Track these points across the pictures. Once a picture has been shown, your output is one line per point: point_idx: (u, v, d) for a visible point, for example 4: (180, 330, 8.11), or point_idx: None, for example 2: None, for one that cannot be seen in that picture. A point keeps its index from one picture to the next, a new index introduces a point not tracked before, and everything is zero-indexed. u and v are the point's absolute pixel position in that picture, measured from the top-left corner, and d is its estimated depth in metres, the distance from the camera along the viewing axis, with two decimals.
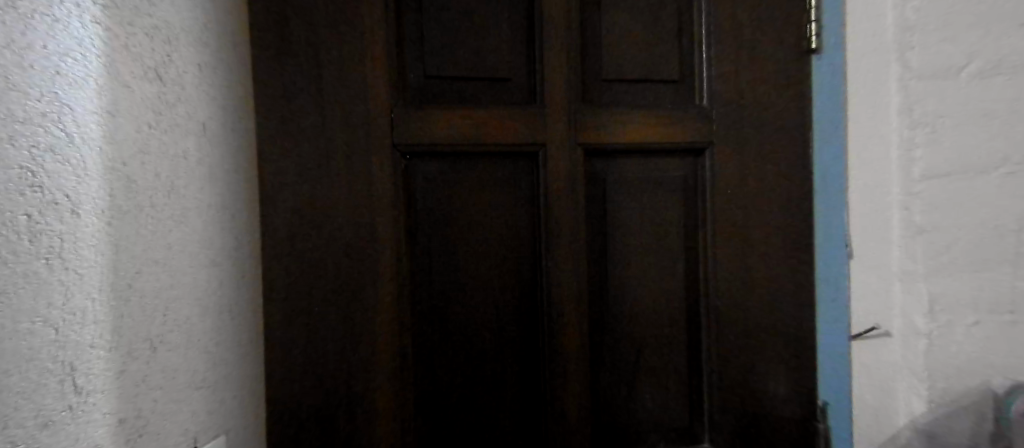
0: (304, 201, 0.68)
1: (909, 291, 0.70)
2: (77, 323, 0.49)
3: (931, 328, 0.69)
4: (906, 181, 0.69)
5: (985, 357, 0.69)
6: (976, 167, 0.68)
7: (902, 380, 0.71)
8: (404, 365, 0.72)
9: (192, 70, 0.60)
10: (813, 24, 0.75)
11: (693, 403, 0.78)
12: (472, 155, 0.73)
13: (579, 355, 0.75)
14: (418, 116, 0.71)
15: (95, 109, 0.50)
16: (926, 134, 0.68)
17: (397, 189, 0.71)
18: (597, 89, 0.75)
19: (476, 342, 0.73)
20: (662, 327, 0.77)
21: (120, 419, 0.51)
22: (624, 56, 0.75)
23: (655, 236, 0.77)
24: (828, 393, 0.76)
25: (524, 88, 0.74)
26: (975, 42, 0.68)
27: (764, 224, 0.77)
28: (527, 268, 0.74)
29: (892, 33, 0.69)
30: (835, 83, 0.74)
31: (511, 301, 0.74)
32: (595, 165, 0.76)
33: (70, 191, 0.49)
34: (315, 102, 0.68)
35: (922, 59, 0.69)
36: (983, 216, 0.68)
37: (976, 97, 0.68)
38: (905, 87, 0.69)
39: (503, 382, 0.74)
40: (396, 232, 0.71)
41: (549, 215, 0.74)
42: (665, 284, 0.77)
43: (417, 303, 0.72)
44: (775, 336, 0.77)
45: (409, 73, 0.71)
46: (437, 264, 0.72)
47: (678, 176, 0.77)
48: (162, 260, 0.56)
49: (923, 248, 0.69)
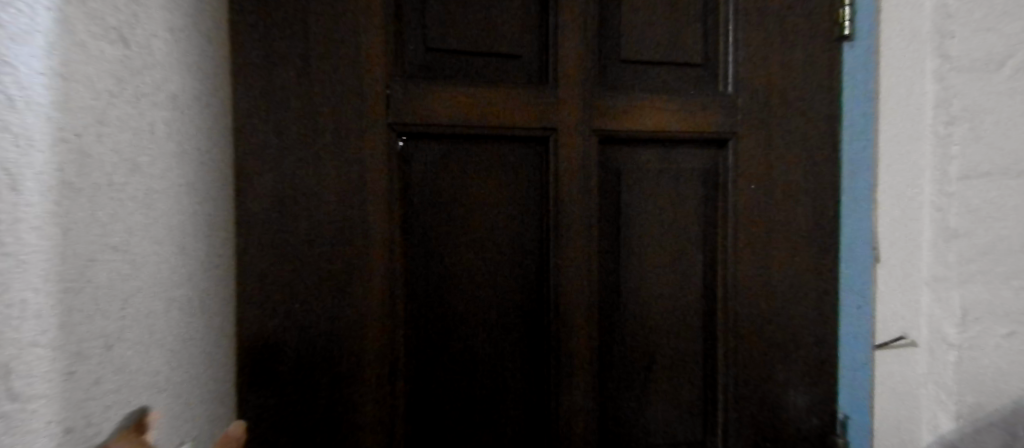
0: (289, 186, 0.61)
1: (940, 299, 0.65)
2: (15, 318, 0.39)
3: (963, 340, 0.64)
4: (942, 180, 0.64)
5: (1018, 373, 0.63)
6: (1014, 168, 0.62)
7: (925, 392, 0.66)
8: (394, 372, 0.65)
9: (161, 34, 0.52)
10: (847, 8, 0.70)
11: (706, 415, 0.73)
12: (476, 139, 0.66)
13: (589, 363, 0.69)
14: (416, 95, 0.64)
15: (46, 70, 0.40)
16: (965, 130, 0.63)
17: (392, 173, 0.64)
18: (615, 71, 0.69)
19: (473, 346, 0.67)
20: (679, 335, 0.72)
21: (67, 429, 0.42)
22: (645, 36, 0.69)
23: (672, 233, 0.71)
24: (847, 404, 0.73)
25: (535, 66, 0.67)
26: (1020, 34, 0.62)
27: (785, 219, 0.72)
28: (534, 265, 0.68)
29: (931, 21, 0.64)
30: (865, 77, 0.71)
31: (516, 304, 0.67)
32: (610, 153, 0.69)
33: (9, 165, 0.38)
34: (302, 76, 0.61)
35: (962, 50, 0.63)
36: (1021, 220, 0.63)
37: (1020, 91, 0.62)
38: (943, 79, 0.64)
39: (503, 391, 0.68)
40: (391, 225, 0.64)
41: (558, 208, 0.67)
42: (680, 285, 0.71)
43: (412, 302, 0.65)
44: (793, 339, 0.73)
45: (407, 43, 0.64)
46: (433, 259, 0.65)
47: (700, 169, 0.71)
48: (120, 247, 0.47)
49: (956, 252, 0.64)
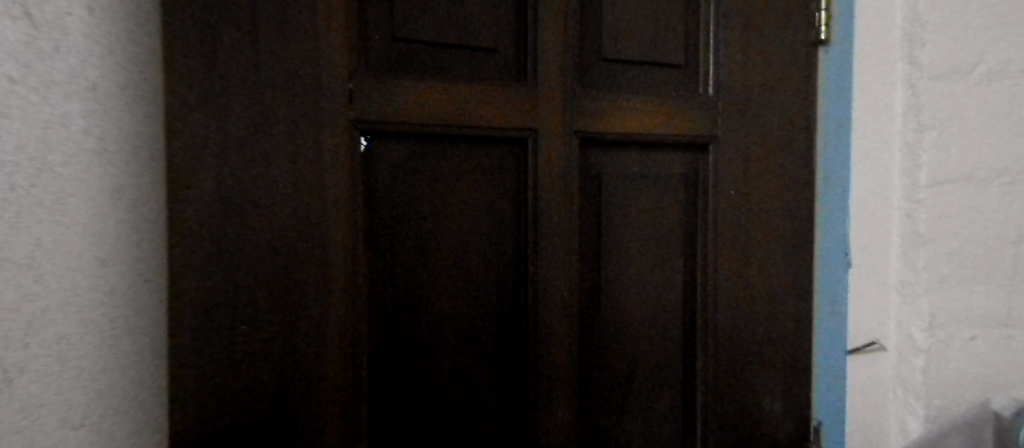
0: (234, 190, 0.53)
1: (908, 303, 0.66)
2: None
3: (931, 344, 0.66)
4: (911, 187, 0.65)
5: (979, 375, 0.65)
6: (977, 174, 0.64)
7: (892, 396, 0.68)
8: (358, 397, 0.59)
9: (80, 10, 0.46)
10: (824, 12, 0.69)
11: (685, 428, 0.70)
12: (449, 139, 0.61)
13: (568, 378, 0.65)
14: (384, 89, 0.58)
15: None
16: (934, 137, 0.64)
17: (355, 175, 0.57)
18: (596, 70, 0.65)
19: (446, 365, 0.61)
20: (660, 346, 0.69)
21: None
22: (627, 33, 0.66)
23: (653, 239, 0.68)
24: (825, 414, 0.72)
25: (512, 62, 0.63)
26: (985, 44, 0.63)
27: (764, 224, 0.70)
28: (510, 275, 0.63)
29: (902, 30, 0.65)
30: (843, 82, 0.70)
31: (492, 318, 0.62)
32: (591, 156, 0.66)
33: None
34: (251, 64, 0.54)
35: (931, 57, 0.64)
36: (983, 225, 0.64)
37: (984, 99, 0.63)
38: (914, 87, 0.65)
39: (478, 412, 0.63)
40: (353, 233, 0.58)
41: (538, 214, 0.63)
42: (661, 294, 0.68)
43: (376, 318, 0.59)
44: (771, 346, 0.71)
45: (372, 31, 0.58)
46: (401, 270, 0.59)
47: (680, 174, 0.69)
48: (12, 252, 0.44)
49: (925, 257, 0.65)
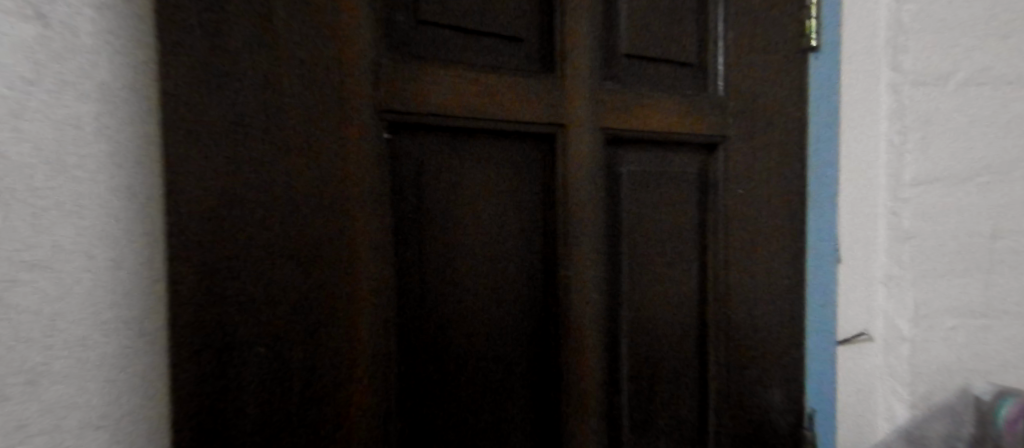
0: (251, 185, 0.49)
1: (891, 296, 0.70)
2: None
3: (915, 334, 0.69)
4: (895, 186, 0.69)
5: (962, 361, 0.70)
6: (957, 174, 0.69)
7: (880, 384, 0.72)
8: (388, 415, 0.56)
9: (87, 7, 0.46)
10: (813, 20, 0.73)
11: (702, 419, 0.73)
12: (478, 132, 0.60)
13: (596, 375, 0.66)
14: (411, 77, 0.56)
15: None
16: (917, 139, 0.68)
17: (379, 172, 0.55)
18: (614, 68, 0.67)
19: (478, 374, 0.60)
20: (680, 339, 0.71)
21: None
22: (643, 32, 0.68)
23: (668, 235, 0.70)
24: (814, 402, 0.76)
25: (536, 56, 0.63)
26: (964, 52, 0.68)
27: (773, 219, 0.74)
28: (537, 280, 0.63)
29: (884, 38, 0.69)
30: (829, 87, 0.74)
31: (522, 323, 0.63)
32: (610, 154, 0.67)
33: None
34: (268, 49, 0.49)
35: (913, 64, 0.68)
36: (964, 221, 0.69)
37: (962, 104, 0.69)
38: (897, 91, 0.68)
39: (507, 420, 0.62)
40: (383, 235, 0.55)
41: (563, 217, 0.64)
42: (679, 287, 0.71)
43: (404, 330, 0.57)
44: (779, 334, 0.74)
45: (396, 15, 0.55)
46: (425, 277, 0.58)
47: (694, 171, 0.71)
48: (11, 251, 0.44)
49: (909, 253, 0.69)
